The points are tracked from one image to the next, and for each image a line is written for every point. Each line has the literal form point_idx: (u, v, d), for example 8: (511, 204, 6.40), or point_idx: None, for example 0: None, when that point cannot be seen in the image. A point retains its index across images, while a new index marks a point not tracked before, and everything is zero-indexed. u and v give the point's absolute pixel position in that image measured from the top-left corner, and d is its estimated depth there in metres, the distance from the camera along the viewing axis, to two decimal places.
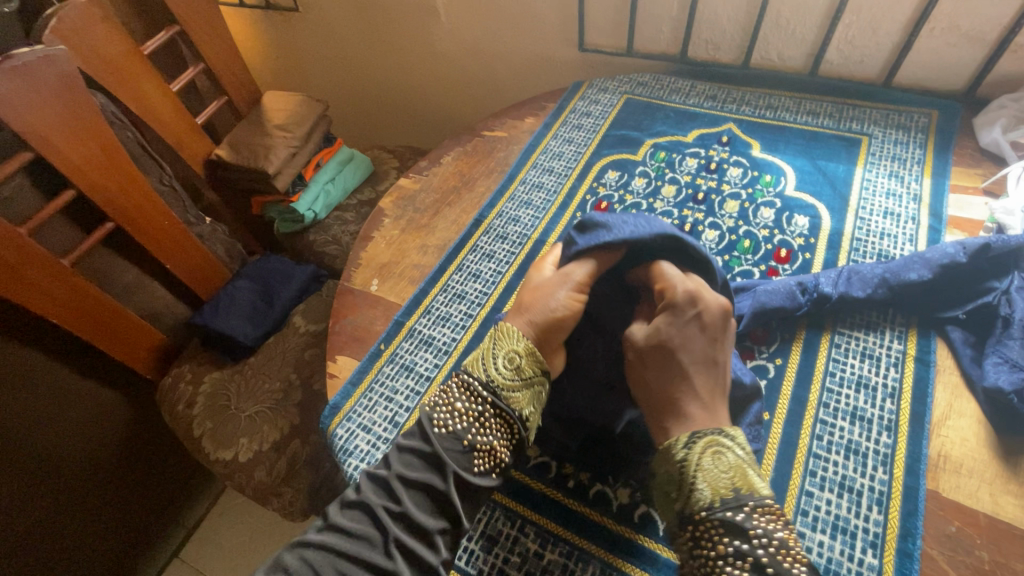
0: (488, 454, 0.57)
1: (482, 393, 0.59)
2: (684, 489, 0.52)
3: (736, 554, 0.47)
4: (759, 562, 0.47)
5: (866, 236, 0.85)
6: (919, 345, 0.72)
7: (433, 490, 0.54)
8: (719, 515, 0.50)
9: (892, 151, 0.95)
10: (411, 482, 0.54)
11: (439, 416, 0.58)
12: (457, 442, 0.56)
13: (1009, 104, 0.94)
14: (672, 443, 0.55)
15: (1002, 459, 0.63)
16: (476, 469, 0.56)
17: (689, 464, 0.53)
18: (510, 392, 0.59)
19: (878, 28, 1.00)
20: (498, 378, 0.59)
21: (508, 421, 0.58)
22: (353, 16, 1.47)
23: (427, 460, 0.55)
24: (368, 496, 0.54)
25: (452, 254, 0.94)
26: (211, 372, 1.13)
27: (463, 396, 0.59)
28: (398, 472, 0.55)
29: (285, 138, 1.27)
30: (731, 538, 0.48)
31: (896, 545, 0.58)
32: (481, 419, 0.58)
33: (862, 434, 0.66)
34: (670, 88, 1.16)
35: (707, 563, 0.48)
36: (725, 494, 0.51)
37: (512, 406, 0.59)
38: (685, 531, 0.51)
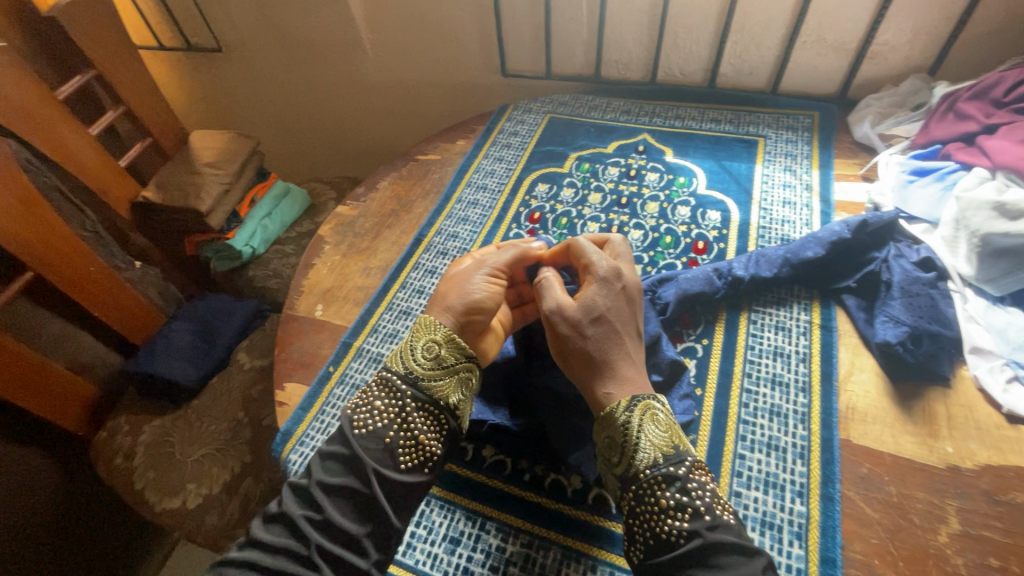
0: (414, 448, 0.58)
1: (402, 389, 0.60)
2: (626, 451, 0.56)
3: (677, 506, 0.52)
4: (698, 509, 0.51)
5: (770, 224, 0.94)
6: (822, 314, 0.81)
7: (354, 493, 0.54)
8: (663, 471, 0.54)
9: (785, 149, 1.07)
10: (332, 488, 0.54)
11: (360, 416, 0.58)
12: (378, 441, 0.56)
13: (874, 102, 1.09)
14: (614, 408, 0.58)
15: (900, 404, 0.72)
16: (401, 465, 0.57)
17: (632, 427, 0.56)
18: (430, 381, 0.60)
19: (760, 43, 1.13)
20: (419, 372, 0.61)
21: (430, 413, 0.60)
22: (279, 54, 1.49)
23: (346, 463, 0.55)
24: (289, 506, 0.54)
25: (395, 273, 0.97)
26: (152, 421, 1.08)
27: (382, 393, 0.60)
28: (318, 479, 0.54)
29: (216, 175, 1.26)
30: (673, 491, 0.52)
31: (819, 491, 0.64)
32: (403, 414, 0.59)
33: (782, 397, 0.73)
34: (588, 106, 1.25)
35: (652, 518, 0.52)
36: (666, 452, 0.55)
37: (434, 396, 0.60)
38: (628, 492, 0.55)
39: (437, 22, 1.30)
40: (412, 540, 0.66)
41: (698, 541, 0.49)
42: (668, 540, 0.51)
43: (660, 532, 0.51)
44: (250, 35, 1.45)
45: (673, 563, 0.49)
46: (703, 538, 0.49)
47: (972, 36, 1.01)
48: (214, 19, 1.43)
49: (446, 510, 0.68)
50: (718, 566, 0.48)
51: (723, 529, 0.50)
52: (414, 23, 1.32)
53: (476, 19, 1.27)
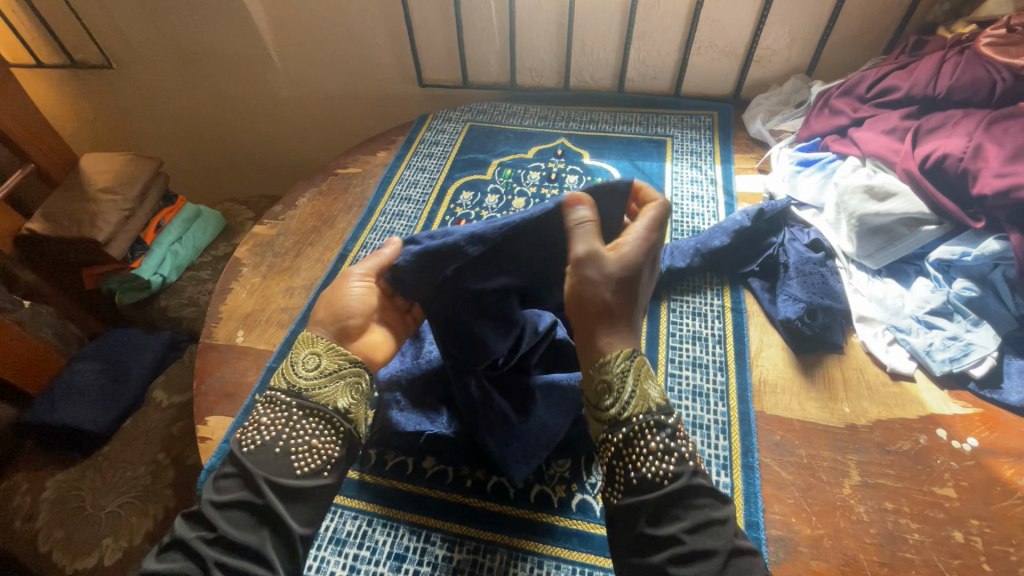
0: (308, 452, 0.55)
1: (286, 400, 0.57)
2: (619, 396, 0.54)
3: (665, 449, 0.51)
4: (683, 455, 0.51)
5: (681, 217, 1.01)
6: (732, 297, 0.88)
7: (249, 505, 0.51)
8: (654, 418, 0.53)
9: (690, 147, 1.14)
10: (223, 505, 0.51)
11: (248, 434, 0.56)
12: (267, 451, 0.54)
13: (763, 101, 1.19)
14: (612, 357, 0.55)
15: (805, 373, 0.79)
16: (295, 468, 0.54)
17: (628, 376, 0.54)
18: (317, 390, 0.58)
19: (661, 49, 1.21)
20: (298, 384, 0.58)
21: (321, 418, 0.57)
22: (178, 69, 1.40)
23: (238, 477, 0.52)
24: (183, 530, 0.51)
25: (320, 291, 0.94)
26: (55, 475, 0.99)
27: (267, 408, 0.57)
28: (209, 497, 0.52)
29: (114, 201, 1.15)
30: (662, 436, 0.52)
31: (741, 461, 0.69)
32: (291, 422, 0.56)
33: (702, 378, 0.78)
34: (507, 113, 1.27)
35: (638, 460, 0.51)
36: (658, 401, 0.54)
37: (321, 403, 0.57)
38: (615, 437, 0.53)
39: (347, 33, 1.29)
40: (356, 562, 0.64)
41: (682, 482, 0.49)
42: (653, 480, 0.50)
43: (647, 473, 0.50)
44: (142, 49, 1.36)
45: (655, 503, 0.49)
46: (687, 479, 0.50)
47: (838, 40, 1.13)
48: (100, 32, 1.33)
49: (388, 527, 0.67)
50: (697, 511, 0.48)
51: (702, 474, 0.51)
52: (323, 34, 1.29)
53: (388, 28, 1.27)
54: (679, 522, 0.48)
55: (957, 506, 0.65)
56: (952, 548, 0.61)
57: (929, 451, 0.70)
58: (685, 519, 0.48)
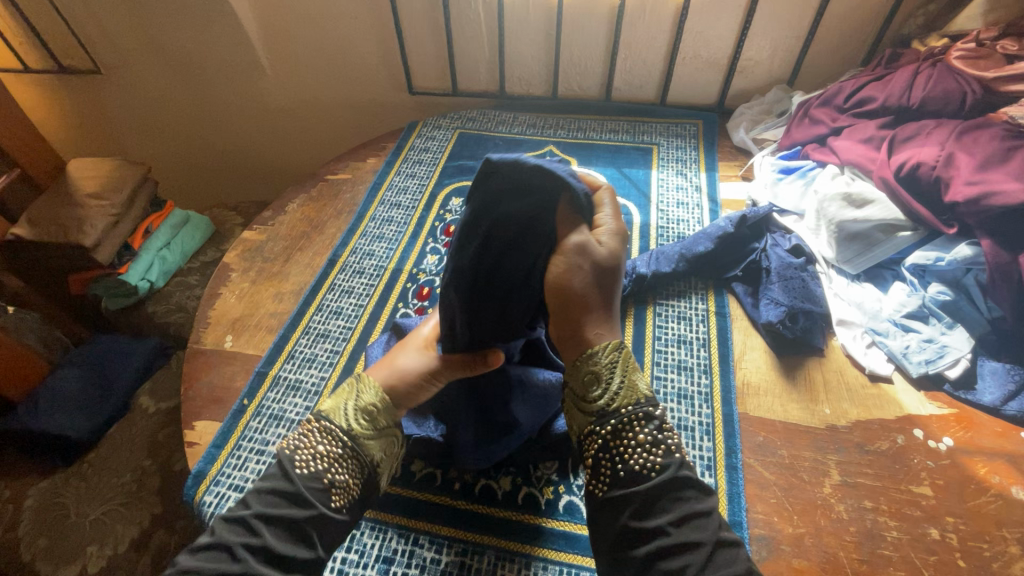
0: (348, 491, 0.55)
1: (341, 435, 0.56)
2: (608, 387, 0.53)
3: (653, 442, 0.52)
4: (670, 448, 0.52)
5: (667, 224, 1.02)
6: (716, 301, 0.90)
7: (295, 527, 0.51)
8: (642, 411, 0.53)
9: (675, 155, 1.16)
10: (274, 518, 0.50)
11: (303, 456, 0.55)
12: (317, 480, 0.53)
13: (746, 111, 1.22)
14: (599, 349, 0.54)
15: (786, 375, 0.80)
16: (334, 505, 0.53)
17: (615, 368, 0.54)
18: (368, 439, 0.57)
19: (647, 59, 1.24)
20: (357, 427, 0.57)
21: (365, 465, 0.57)
22: (168, 75, 1.40)
23: (289, 496, 0.52)
24: (224, 534, 0.49)
25: (309, 296, 0.94)
26: (39, 483, 0.99)
27: (325, 437, 0.56)
28: (260, 509, 0.51)
29: (101, 207, 1.15)
30: (650, 428, 0.52)
31: (724, 462, 0.71)
32: (342, 458, 0.56)
33: (687, 380, 0.80)
34: (496, 120, 1.29)
35: (626, 452, 0.51)
36: (645, 395, 0.54)
37: (368, 452, 0.57)
38: (602, 428, 0.53)
39: (337, 40, 1.30)
40: (344, 566, 0.64)
41: (669, 474, 0.50)
42: (641, 472, 0.50)
43: (634, 465, 0.51)
44: (132, 55, 1.36)
45: (642, 494, 0.49)
46: (674, 471, 0.50)
47: (818, 51, 1.16)
48: (89, 38, 1.33)
49: (376, 530, 0.67)
50: (684, 502, 0.49)
51: (689, 467, 0.51)
52: (313, 41, 1.30)
53: (378, 35, 1.28)
54: (664, 513, 0.48)
55: (933, 504, 0.66)
56: (928, 545, 0.63)
57: (906, 451, 0.71)
58: (672, 511, 0.48)
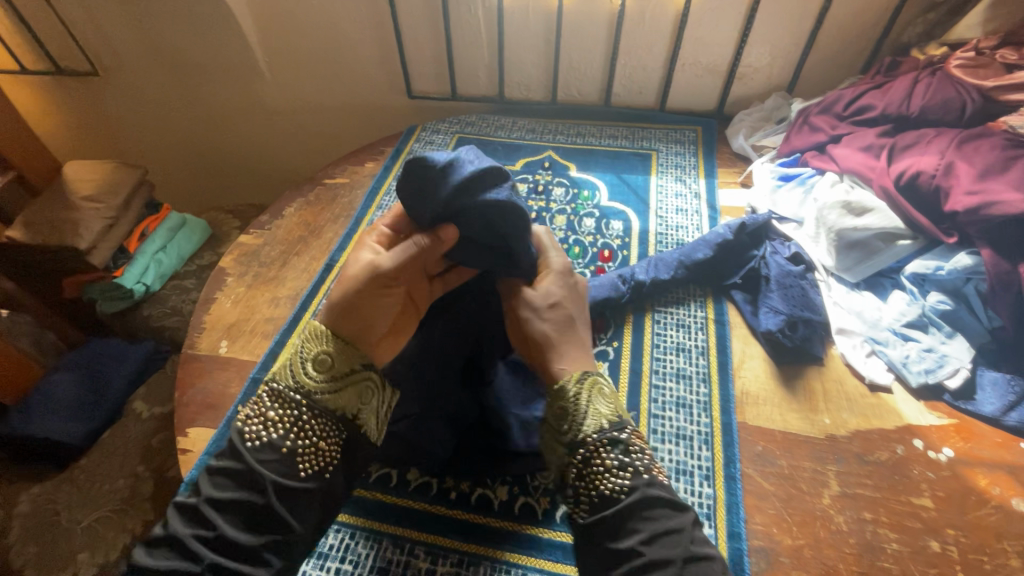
0: (313, 453, 0.52)
1: (294, 398, 0.53)
2: (574, 418, 0.53)
3: (620, 465, 0.51)
4: (638, 469, 0.51)
5: (666, 230, 1.02)
6: (715, 309, 0.89)
7: (250, 504, 0.49)
8: (608, 435, 0.52)
9: (675, 161, 1.16)
10: (224, 503, 0.48)
11: (251, 428, 0.51)
12: (271, 451, 0.50)
13: (745, 117, 1.22)
14: (564, 381, 0.55)
15: (786, 383, 0.80)
16: (300, 472, 0.51)
17: (581, 396, 0.54)
18: (325, 394, 0.53)
19: (646, 65, 1.24)
20: (309, 382, 0.53)
21: (329, 419, 0.53)
22: (166, 78, 1.40)
23: (240, 475, 0.49)
24: (175, 526, 0.48)
25: (305, 301, 0.93)
26: (31, 488, 0.98)
27: (274, 404, 0.52)
28: (208, 496, 0.49)
29: (96, 210, 1.14)
30: (616, 452, 0.51)
31: (723, 472, 0.70)
32: (298, 422, 0.52)
33: (686, 389, 0.79)
34: (495, 125, 1.29)
35: (596, 478, 0.51)
36: (612, 418, 0.53)
37: (331, 406, 0.53)
38: (574, 458, 0.53)
39: (336, 43, 1.30)
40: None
41: (638, 495, 0.49)
42: (611, 497, 0.50)
43: (604, 490, 0.50)
44: (130, 57, 1.35)
45: (612, 518, 0.49)
46: (644, 492, 0.49)
47: (817, 59, 1.16)
48: (86, 39, 1.32)
49: (371, 540, 0.66)
50: (654, 521, 0.48)
51: (660, 486, 0.51)
52: (312, 44, 1.30)
53: (377, 39, 1.28)
54: (635, 535, 0.48)
55: (933, 515, 0.66)
56: (929, 558, 0.62)
57: (906, 461, 0.71)
58: (641, 532, 0.48)
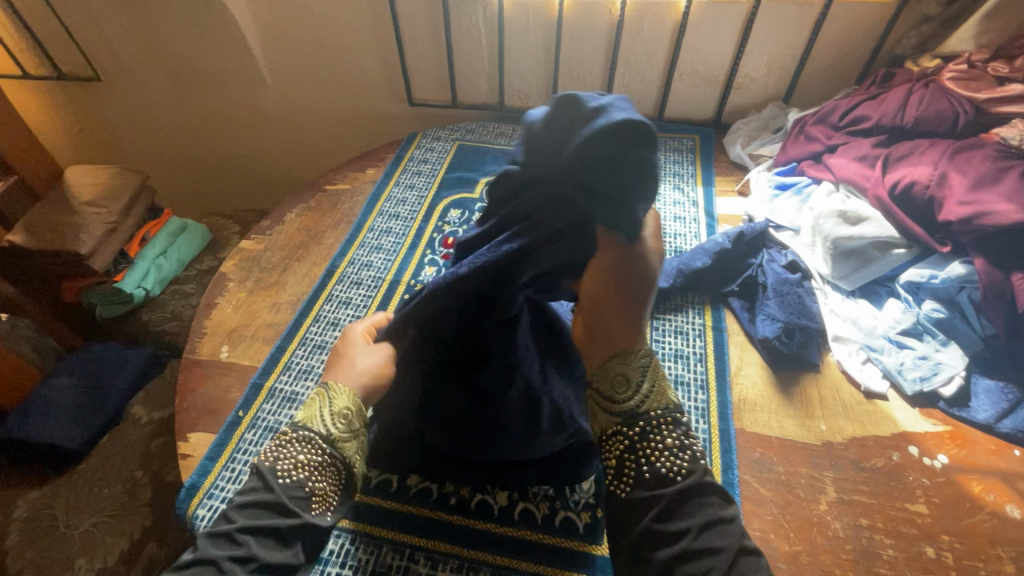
0: (327, 499, 0.52)
1: (320, 442, 0.53)
2: (637, 387, 0.50)
3: (680, 446, 0.48)
4: (698, 454, 0.48)
5: (664, 238, 1.03)
6: (713, 316, 0.90)
7: (280, 535, 0.49)
8: (670, 414, 0.49)
9: (673, 169, 1.17)
10: (259, 530, 0.48)
11: (282, 466, 0.51)
12: (298, 489, 0.51)
13: (743, 126, 1.24)
14: (631, 348, 0.50)
15: (782, 390, 0.81)
16: (317, 514, 0.51)
17: (647, 370, 0.50)
18: (346, 443, 0.54)
19: (644, 75, 1.25)
20: (336, 432, 0.54)
21: (346, 467, 0.54)
22: (168, 84, 1.41)
23: (272, 507, 0.49)
24: (206, 549, 0.47)
25: (306, 307, 0.94)
26: (29, 493, 0.98)
27: (303, 446, 0.53)
28: (243, 523, 0.48)
29: (98, 215, 1.15)
30: (678, 432, 0.48)
31: (721, 479, 0.71)
32: (322, 466, 0.52)
33: (684, 396, 0.80)
34: (495, 133, 1.30)
35: (651, 454, 0.48)
36: (674, 397, 0.51)
37: (349, 457, 0.54)
38: (628, 430, 0.49)
39: (338, 51, 1.31)
40: None
41: (695, 480, 0.46)
42: (666, 476, 0.47)
43: (660, 467, 0.47)
44: (132, 63, 1.36)
45: (669, 497, 0.46)
46: (702, 477, 0.47)
47: (813, 69, 1.18)
48: (89, 45, 1.33)
49: (371, 545, 0.67)
50: (709, 507, 0.45)
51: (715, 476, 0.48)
52: (314, 52, 1.31)
53: (379, 47, 1.29)
54: (690, 519, 0.45)
55: (929, 522, 0.66)
56: (925, 564, 0.63)
57: (901, 468, 0.72)
58: (696, 516, 0.45)
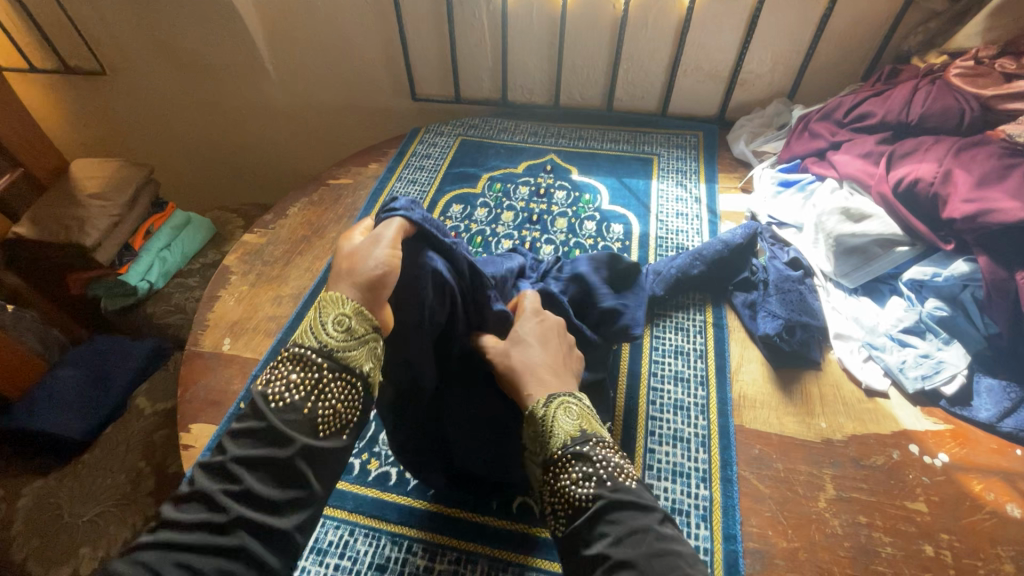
0: (335, 416, 0.46)
1: (313, 359, 0.46)
2: (542, 438, 0.52)
3: (583, 476, 0.48)
4: (603, 476, 0.47)
5: (667, 234, 1.03)
6: (714, 313, 0.90)
7: (276, 461, 0.42)
8: (571, 450, 0.49)
9: (676, 165, 1.17)
10: (252, 459, 0.41)
11: (273, 389, 0.45)
12: (296, 412, 0.44)
13: (747, 123, 1.23)
14: (534, 406, 0.54)
15: (782, 387, 0.81)
16: (323, 433, 0.44)
17: (545, 419, 0.52)
18: (345, 354, 0.47)
19: (648, 70, 1.25)
20: (330, 341, 0.47)
21: (351, 382, 0.47)
22: (173, 78, 1.41)
23: (265, 433, 0.42)
24: (200, 483, 0.41)
25: (308, 300, 0.94)
26: (34, 482, 0.99)
27: (294, 365, 0.46)
28: (235, 452, 0.41)
29: (103, 207, 1.15)
30: (580, 463, 0.48)
31: (719, 475, 0.71)
32: (320, 383, 0.46)
33: (684, 392, 0.80)
34: (498, 128, 1.30)
35: (563, 491, 0.48)
36: (576, 430, 0.51)
37: (352, 367, 0.47)
38: (545, 477, 0.51)
39: (341, 46, 1.31)
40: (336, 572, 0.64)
41: (602, 501, 0.45)
42: (577, 505, 0.47)
43: (573, 500, 0.47)
44: (137, 57, 1.37)
45: (580, 526, 0.45)
46: (605, 498, 0.46)
47: (819, 65, 1.17)
48: (94, 39, 1.34)
49: (370, 536, 0.67)
50: (619, 523, 0.44)
51: (626, 490, 0.46)
52: (318, 47, 1.32)
53: (382, 42, 1.29)
54: (602, 539, 0.44)
55: (928, 520, 0.66)
56: (922, 562, 0.63)
57: (902, 466, 0.71)
58: (606, 534, 0.44)
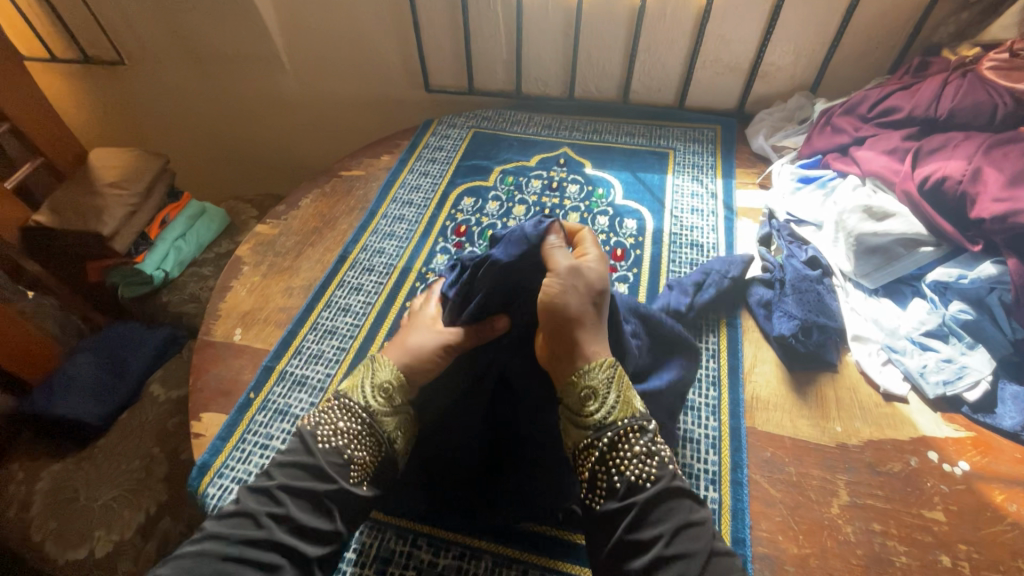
0: (364, 466, 0.58)
1: (356, 414, 0.60)
2: (604, 402, 0.56)
3: (646, 452, 0.54)
4: (664, 461, 0.54)
5: (681, 230, 1.01)
6: (728, 313, 0.88)
7: (314, 494, 0.53)
8: (637, 423, 0.56)
9: (692, 160, 1.14)
10: (295, 490, 0.53)
11: (322, 433, 0.58)
12: (337, 456, 0.57)
13: (767, 117, 1.20)
14: (596, 367, 0.57)
15: (797, 388, 0.79)
16: (353, 479, 0.56)
17: (612, 385, 0.57)
18: (381, 415, 0.60)
19: (665, 62, 1.22)
20: (372, 403, 0.61)
21: (378, 441, 0.59)
22: (189, 68, 1.42)
23: (309, 470, 0.55)
24: (248, 502, 0.52)
25: (318, 292, 0.95)
26: (52, 466, 1.01)
27: (343, 414, 0.60)
28: (283, 482, 0.54)
29: (119, 197, 1.17)
30: (644, 440, 0.55)
31: (730, 477, 0.69)
32: (358, 435, 0.59)
33: (695, 392, 0.78)
34: (511, 120, 1.29)
35: (621, 464, 0.53)
36: (640, 409, 0.58)
37: (384, 428, 0.60)
38: (599, 441, 0.55)
39: (356, 37, 1.30)
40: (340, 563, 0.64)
41: (663, 485, 0.52)
42: (637, 482, 0.52)
43: (630, 475, 0.52)
44: (155, 47, 1.38)
45: (641, 502, 0.51)
46: (667, 482, 0.52)
47: (843, 57, 1.13)
48: (114, 29, 1.35)
49: (375, 529, 0.67)
50: (677, 511, 0.50)
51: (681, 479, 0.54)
52: (332, 38, 1.31)
53: (396, 33, 1.28)
54: (661, 523, 0.50)
55: (945, 529, 0.64)
56: (939, 572, 0.61)
57: (920, 473, 0.69)
58: (668, 522, 0.49)
